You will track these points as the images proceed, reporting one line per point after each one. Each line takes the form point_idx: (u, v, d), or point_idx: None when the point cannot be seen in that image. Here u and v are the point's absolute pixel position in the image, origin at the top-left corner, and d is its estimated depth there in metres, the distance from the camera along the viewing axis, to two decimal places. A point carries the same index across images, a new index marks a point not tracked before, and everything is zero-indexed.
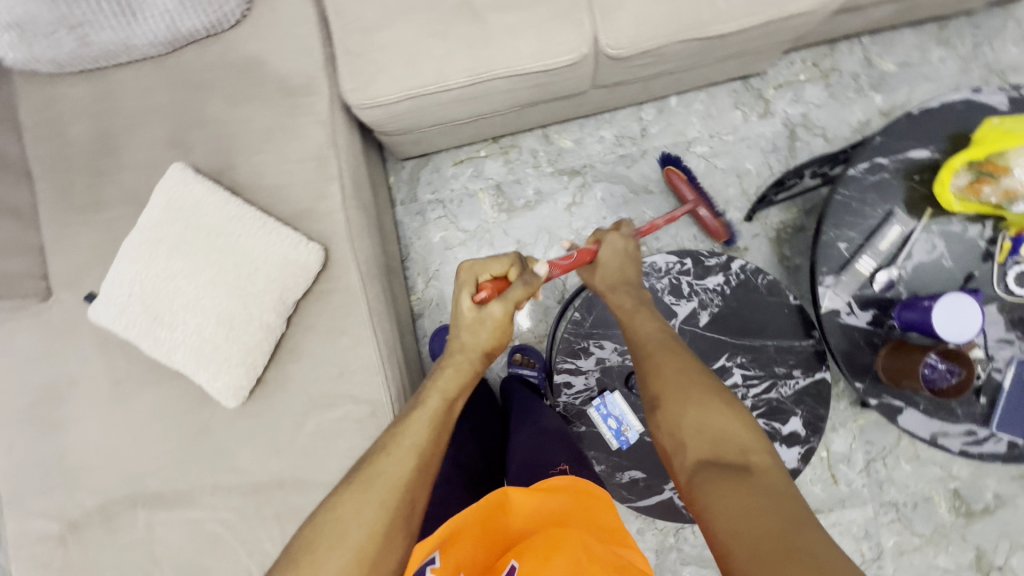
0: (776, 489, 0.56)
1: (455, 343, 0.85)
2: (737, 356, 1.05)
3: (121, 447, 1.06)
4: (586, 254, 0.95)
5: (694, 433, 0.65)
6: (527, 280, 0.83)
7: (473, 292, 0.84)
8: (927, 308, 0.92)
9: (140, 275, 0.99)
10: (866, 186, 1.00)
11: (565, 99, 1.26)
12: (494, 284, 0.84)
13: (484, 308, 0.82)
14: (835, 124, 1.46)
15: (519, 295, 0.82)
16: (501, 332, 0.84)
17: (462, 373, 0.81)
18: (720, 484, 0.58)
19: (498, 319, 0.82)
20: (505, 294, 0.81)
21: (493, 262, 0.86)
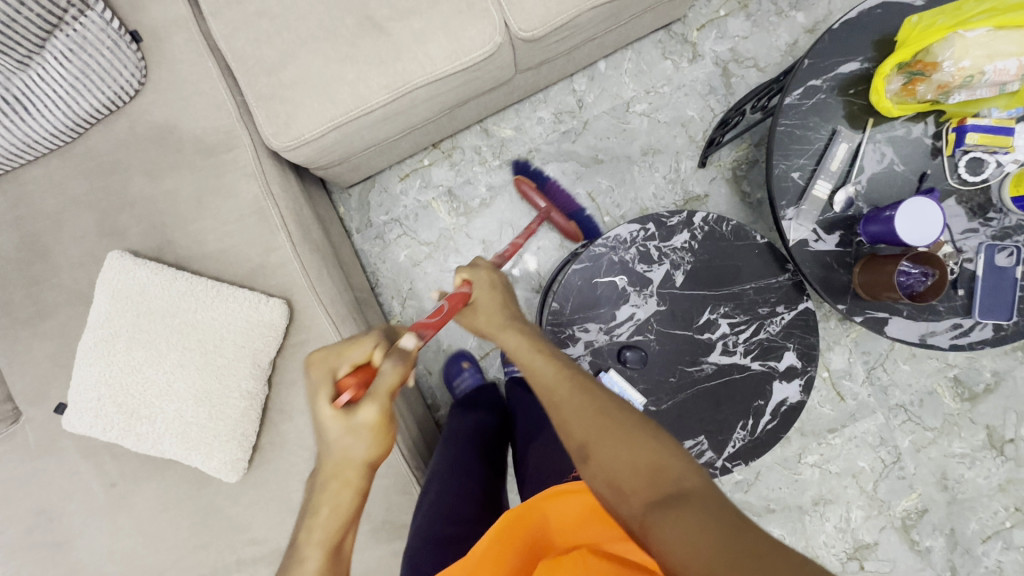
0: (718, 505, 0.55)
1: (326, 465, 0.66)
2: (720, 307, 1.05)
3: (133, 549, 1.04)
4: (460, 297, 0.91)
5: (628, 474, 0.62)
6: (395, 362, 0.69)
7: (332, 395, 0.68)
8: (889, 218, 0.92)
9: (106, 374, 0.95)
10: (805, 111, 0.99)
11: (493, 90, 1.23)
12: (356, 378, 0.69)
13: (354, 414, 0.66)
14: (764, 52, 1.45)
15: (390, 388, 0.68)
16: (383, 436, 0.68)
17: (346, 498, 0.65)
18: (667, 516, 0.54)
19: (373, 425, 0.66)
20: (374, 391, 0.67)
21: (348, 347, 0.72)
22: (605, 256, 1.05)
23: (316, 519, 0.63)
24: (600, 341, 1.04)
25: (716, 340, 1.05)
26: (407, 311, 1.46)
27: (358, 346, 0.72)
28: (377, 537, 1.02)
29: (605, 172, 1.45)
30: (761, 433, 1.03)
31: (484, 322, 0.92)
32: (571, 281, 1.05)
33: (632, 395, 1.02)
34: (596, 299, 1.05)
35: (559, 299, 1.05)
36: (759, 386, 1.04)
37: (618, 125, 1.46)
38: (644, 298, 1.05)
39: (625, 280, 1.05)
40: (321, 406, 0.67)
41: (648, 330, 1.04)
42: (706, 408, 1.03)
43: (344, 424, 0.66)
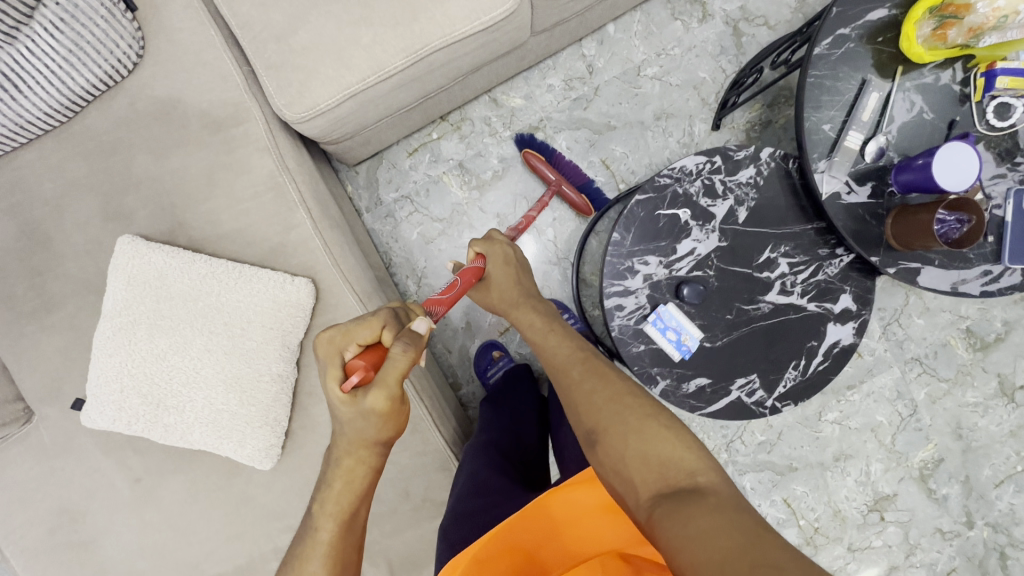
0: (725, 502, 0.55)
1: (340, 445, 0.68)
2: (780, 247, 1.04)
3: (164, 544, 1.00)
4: (473, 272, 0.92)
5: (637, 462, 0.64)
6: (406, 346, 0.65)
7: (342, 378, 0.66)
8: (924, 166, 0.91)
9: (127, 365, 0.91)
10: (835, 61, 0.98)
11: (506, 55, 1.18)
12: (364, 359, 0.66)
13: (362, 399, 0.65)
14: (774, 9, 1.42)
15: (399, 375, 0.64)
16: (394, 421, 0.67)
17: (358, 474, 0.69)
18: (672, 510, 0.56)
19: (380, 412, 0.65)
20: (381, 377, 0.64)
21: (357, 326, 0.69)
22: (669, 188, 1.03)
23: (330, 491, 0.69)
24: (659, 275, 1.03)
25: (775, 279, 1.04)
26: (422, 291, 1.42)
27: (368, 326, 0.68)
28: (418, 516, 1.01)
29: (618, 138, 1.42)
30: (812, 374, 1.05)
31: (497, 299, 0.96)
32: (633, 212, 1.03)
33: (689, 330, 1.02)
34: (658, 232, 1.03)
35: (620, 230, 1.03)
36: (813, 327, 1.05)
37: (629, 90, 1.43)
38: (706, 233, 1.04)
39: (688, 214, 1.03)
40: (333, 390, 0.66)
41: (707, 266, 1.04)
42: (760, 349, 1.04)
43: (353, 409, 0.65)
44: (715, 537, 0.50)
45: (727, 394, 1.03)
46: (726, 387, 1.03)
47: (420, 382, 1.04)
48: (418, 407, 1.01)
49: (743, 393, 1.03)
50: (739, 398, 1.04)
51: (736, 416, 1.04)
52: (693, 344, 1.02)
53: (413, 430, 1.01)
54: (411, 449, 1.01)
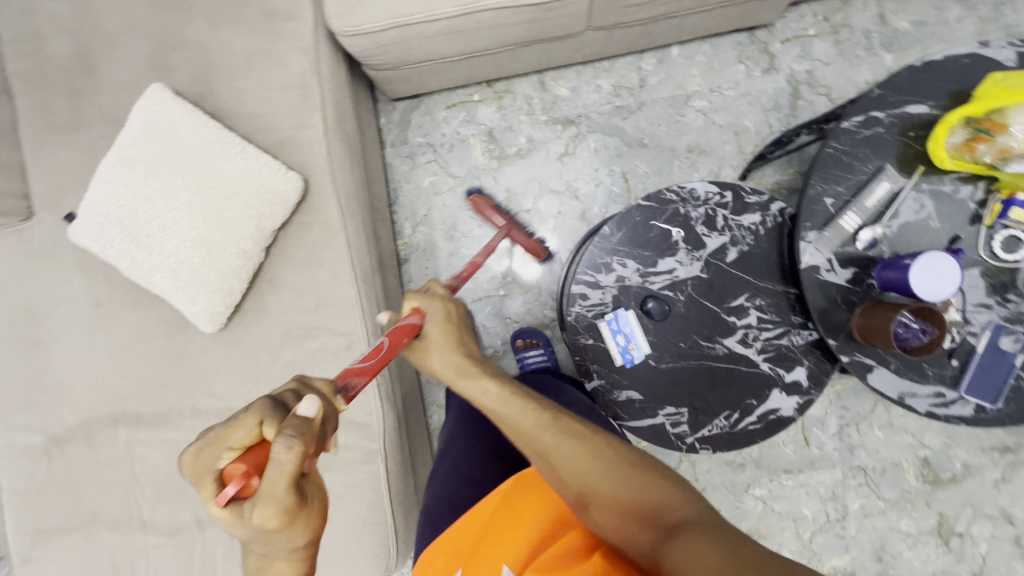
0: (714, 524, 0.60)
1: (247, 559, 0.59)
2: (756, 299, 1.05)
3: (104, 367, 1.11)
4: (405, 331, 0.84)
5: (626, 514, 0.66)
6: (287, 441, 0.55)
7: (217, 492, 0.57)
8: (906, 267, 0.90)
9: (118, 196, 0.99)
10: (858, 141, 0.97)
11: (559, 40, 1.22)
12: (241, 464, 0.58)
13: (245, 510, 0.56)
14: (840, 83, 1.40)
15: (285, 475, 0.55)
16: (293, 529, 0.57)
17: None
18: (675, 550, 0.58)
19: (273, 524, 0.55)
20: (262, 483, 0.55)
21: (229, 429, 0.60)
22: (672, 204, 1.05)
23: None
24: (632, 281, 1.05)
25: (739, 327, 1.05)
26: (415, 236, 1.49)
27: (238, 427, 0.60)
28: None
29: (645, 157, 1.44)
30: (741, 430, 1.04)
31: (446, 366, 0.85)
32: (630, 214, 1.05)
33: (639, 341, 1.04)
34: (646, 241, 1.05)
35: (612, 225, 1.05)
36: (758, 386, 1.04)
37: (671, 115, 1.44)
38: (691, 260, 1.05)
39: (681, 235, 1.04)
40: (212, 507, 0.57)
41: (680, 290, 1.05)
42: (700, 386, 1.04)
43: (239, 524, 0.56)
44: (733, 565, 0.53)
45: (651, 416, 1.04)
46: (652, 409, 1.04)
47: (372, 308, 1.09)
48: (360, 328, 1.06)
49: (668, 421, 1.04)
50: (662, 424, 1.04)
51: (652, 439, 1.04)
52: (638, 355, 1.04)
53: (348, 347, 1.06)
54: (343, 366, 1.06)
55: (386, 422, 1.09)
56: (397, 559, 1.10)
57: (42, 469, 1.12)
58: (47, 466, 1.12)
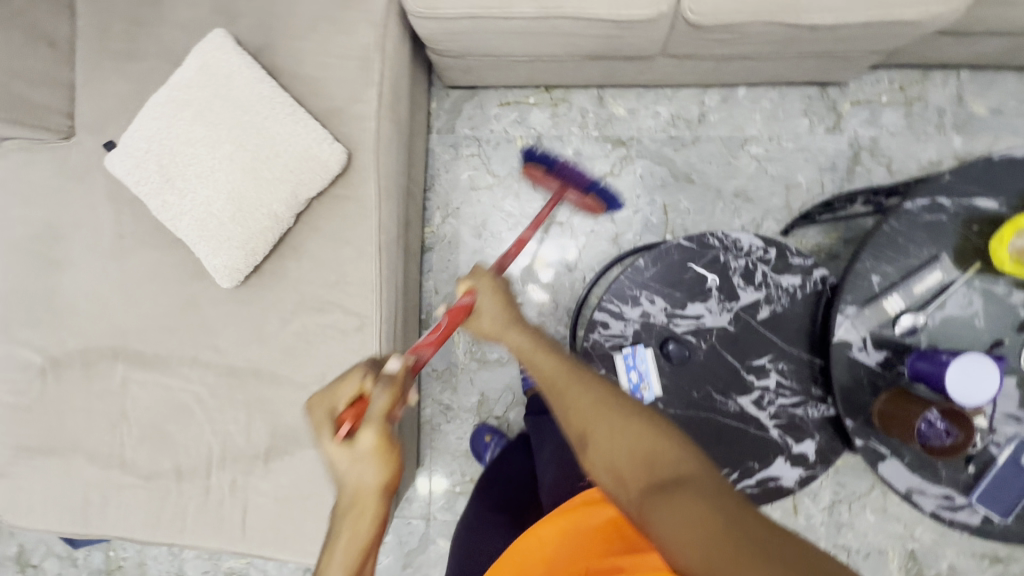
0: (711, 485, 0.54)
1: (340, 502, 0.61)
2: (779, 362, 1.01)
3: (112, 300, 1.10)
4: (461, 310, 0.86)
5: (627, 462, 0.60)
6: (385, 385, 0.64)
7: (332, 431, 0.63)
8: (943, 363, 0.87)
9: (161, 134, 0.97)
10: (919, 223, 0.94)
11: (629, 59, 1.18)
12: (353, 410, 0.65)
13: (355, 444, 0.61)
14: (903, 157, 1.36)
15: (386, 409, 0.63)
16: (390, 457, 0.62)
17: (363, 528, 0.59)
18: (665, 504, 0.53)
19: (376, 451, 0.61)
20: (366, 419, 0.62)
21: (340, 383, 0.68)
22: (713, 250, 1.02)
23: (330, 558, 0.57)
24: (656, 319, 1.02)
25: (756, 387, 1.02)
26: (443, 227, 1.47)
27: (349, 379, 0.67)
28: None
29: (689, 193, 1.41)
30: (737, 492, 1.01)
31: (481, 324, 0.88)
32: (669, 251, 1.03)
33: (652, 382, 1.01)
34: (679, 281, 1.02)
35: (647, 259, 1.03)
36: (764, 451, 1.01)
37: (724, 156, 1.40)
38: (721, 309, 1.02)
39: (716, 282, 1.01)
40: (326, 444, 0.63)
41: (704, 337, 1.02)
42: (705, 440, 1.01)
43: (349, 457, 0.61)
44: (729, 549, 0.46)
45: None
46: None
47: (390, 295, 1.07)
48: (374, 312, 1.04)
49: None
50: None
51: None
52: (648, 396, 1.01)
53: (358, 328, 1.04)
54: (351, 347, 1.05)
55: None
56: None
57: (34, 389, 1.12)
58: (39, 386, 1.11)
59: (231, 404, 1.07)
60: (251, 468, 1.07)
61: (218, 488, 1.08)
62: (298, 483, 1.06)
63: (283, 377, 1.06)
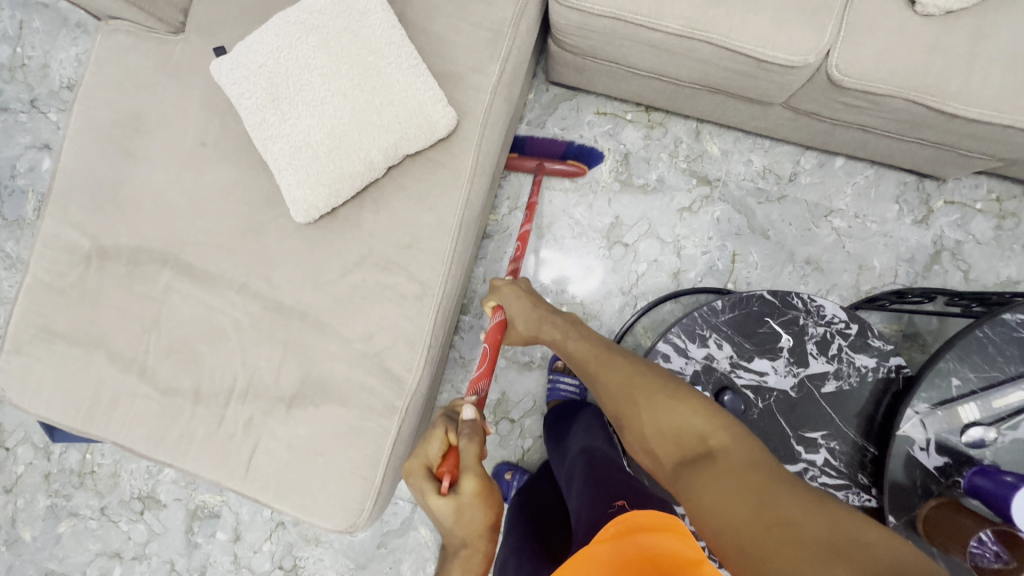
0: (733, 458, 0.64)
1: (453, 541, 0.78)
2: (832, 440, 0.98)
3: (177, 205, 1.06)
4: (496, 327, 1.07)
5: (661, 439, 0.74)
6: (470, 434, 0.84)
7: (435, 488, 0.80)
8: (1007, 484, 0.85)
9: (280, 53, 0.95)
10: (1012, 338, 0.92)
11: (748, 102, 1.16)
12: (447, 464, 0.82)
13: (459, 491, 0.79)
14: (983, 268, 1.34)
15: (475, 457, 0.81)
16: (487, 503, 0.79)
17: (477, 563, 0.76)
18: (691, 475, 0.66)
19: (476, 496, 0.78)
20: (463, 468, 0.80)
21: (429, 442, 0.85)
22: (795, 310, 0.99)
23: None
24: (719, 365, 0.99)
25: (802, 459, 0.98)
26: (508, 218, 1.45)
27: (436, 437, 0.85)
28: (359, 362, 1.02)
29: (761, 248, 1.38)
30: None
31: (523, 329, 1.05)
32: (750, 300, 1.00)
33: None
34: (753, 333, 0.99)
35: (726, 302, 1.00)
36: None
37: (806, 221, 1.38)
38: (786, 372, 0.99)
39: (789, 344, 0.99)
40: (434, 502, 0.79)
41: (762, 396, 0.99)
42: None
43: (454, 506, 0.78)
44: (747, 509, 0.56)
45: None
46: None
47: (456, 272, 1.04)
48: (438, 284, 1.01)
49: None
50: None
51: None
52: None
53: (418, 297, 1.01)
54: (405, 313, 1.01)
55: (419, 386, 1.03)
56: (365, 522, 1.04)
57: (74, 273, 1.08)
58: (80, 271, 1.08)
59: (270, 340, 1.03)
60: (271, 410, 1.03)
61: (233, 421, 1.04)
62: (314, 437, 1.02)
63: (328, 326, 1.02)
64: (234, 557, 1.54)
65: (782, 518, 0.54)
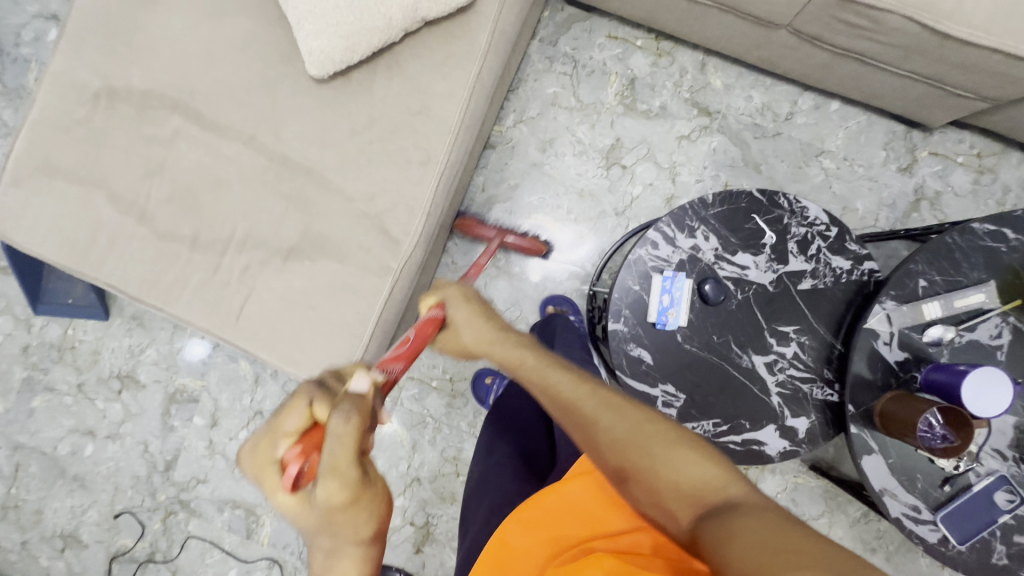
0: (763, 510, 0.56)
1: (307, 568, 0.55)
2: (803, 335, 1.03)
3: (192, 54, 1.08)
4: (429, 324, 0.89)
5: (672, 492, 0.62)
6: (342, 412, 0.55)
7: (281, 478, 0.55)
8: (959, 372, 0.90)
9: None
10: (980, 246, 0.97)
11: (756, 23, 1.20)
12: (300, 448, 0.56)
13: (313, 493, 0.54)
14: (959, 218, 1.40)
15: (342, 448, 0.54)
16: (365, 504, 0.55)
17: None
18: (720, 530, 0.55)
19: (339, 502, 0.53)
20: (323, 460, 0.53)
21: (283, 413, 0.59)
22: (780, 210, 1.04)
23: None
24: (704, 256, 1.04)
25: (773, 351, 1.03)
26: (512, 130, 1.48)
27: (294, 410, 0.59)
28: (358, 223, 1.04)
29: (752, 181, 1.43)
30: (720, 442, 1.02)
31: (472, 339, 0.90)
32: (739, 197, 1.04)
33: (680, 311, 1.02)
34: (739, 228, 1.04)
35: (716, 197, 1.04)
36: (758, 412, 1.03)
37: (797, 159, 1.43)
38: (767, 268, 1.03)
39: (772, 241, 1.03)
40: (281, 501, 0.55)
41: (742, 288, 1.04)
42: (709, 383, 1.03)
43: (309, 512, 0.54)
44: (760, 536, 0.51)
45: (650, 385, 1.02)
46: (655, 379, 1.02)
47: (461, 146, 1.07)
48: (442, 153, 1.04)
49: (662, 397, 1.02)
50: (655, 397, 1.02)
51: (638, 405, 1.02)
52: (672, 323, 1.02)
53: (423, 163, 1.04)
54: (409, 179, 1.04)
55: (415, 251, 1.06)
56: None
57: (81, 112, 1.09)
58: (88, 110, 1.09)
59: (272, 194, 1.05)
60: (267, 261, 1.05)
61: (229, 269, 1.06)
62: (308, 289, 1.04)
63: (331, 184, 1.05)
64: (209, 442, 1.56)
65: (797, 549, 0.49)
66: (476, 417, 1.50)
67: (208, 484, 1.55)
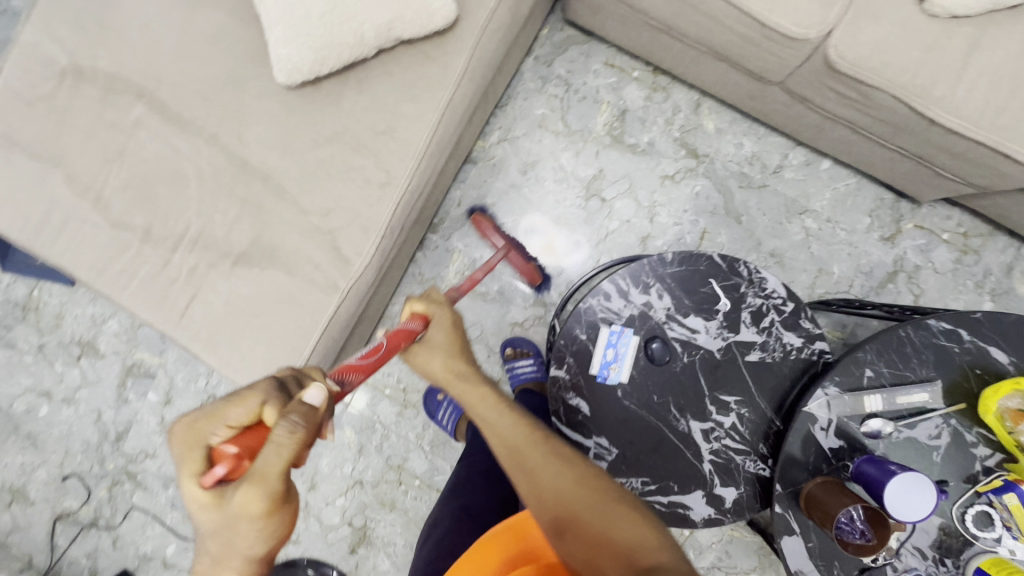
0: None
1: (206, 555, 0.58)
2: (743, 407, 1.02)
3: (163, 43, 1.05)
4: (403, 336, 0.84)
5: (608, 548, 0.65)
6: (286, 429, 0.58)
7: (200, 471, 0.58)
8: (890, 471, 0.89)
9: None
10: (931, 343, 0.97)
11: (749, 75, 1.16)
12: (236, 446, 0.60)
13: (227, 497, 0.56)
14: (935, 295, 1.37)
15: (274, 458, 0.57)
16: (273, 514, 0.58)
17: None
18: None
19: (254, 504, 0.56)
20: (249, 468, 0.56)
21: (229, 404, 0.62)
22: (738, 278, 1.02)
23: None
24: (655, 314, 1.02)
25: (711, 418, 1.02)
26: (495, 147, 1.45)
27: (242, 404, 0.62)
28: (311, 237, 1.03)
29: (731, 231, 1.40)
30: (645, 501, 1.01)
31: (443, 370, 0.84)
32: (699, 259, 1.03)
33: (623, 367, 1.01)
34: (694, 290, 1.02)
35: (676, 256, 1.03)
36: (688, 478, 1.01)
37: (780, 214, 1.40)
38: (716, 334, 1.02)
39: (725, 308, 1.02)
40: (190, 489, 0.57)
41: (688, 352, 1.02)
42: (642, 444, 1.01)
43: (214, 506, 0.56)
44: None
45: (583, 437, 1.01)
46: (589, 431, 1.01)
47: (425, 170, 1.04)
48: (404, 177, 1.02)
49: (595, 449, 1.00)
50: (588, 448, 1.01)
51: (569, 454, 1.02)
52: (612, 378, 1.01)
53: (383, 184, 1.02)
54: (369, 199, 1.02)
55: (366, 272, 1.04)
56: None
57: (45, 87, 1.07)
58: (52, 87, 1.07)
59: (228, 197, 1.04)
60: (216, 264, 1.04)
61: (177, 267, 1.04)
62: (254, 298, 1.03)
63: (289, 193, 1.03)
64: (161, 419, 1.57)
65: None
66: (426, 429, 1.50)
67: (156, 459, 1.57)
